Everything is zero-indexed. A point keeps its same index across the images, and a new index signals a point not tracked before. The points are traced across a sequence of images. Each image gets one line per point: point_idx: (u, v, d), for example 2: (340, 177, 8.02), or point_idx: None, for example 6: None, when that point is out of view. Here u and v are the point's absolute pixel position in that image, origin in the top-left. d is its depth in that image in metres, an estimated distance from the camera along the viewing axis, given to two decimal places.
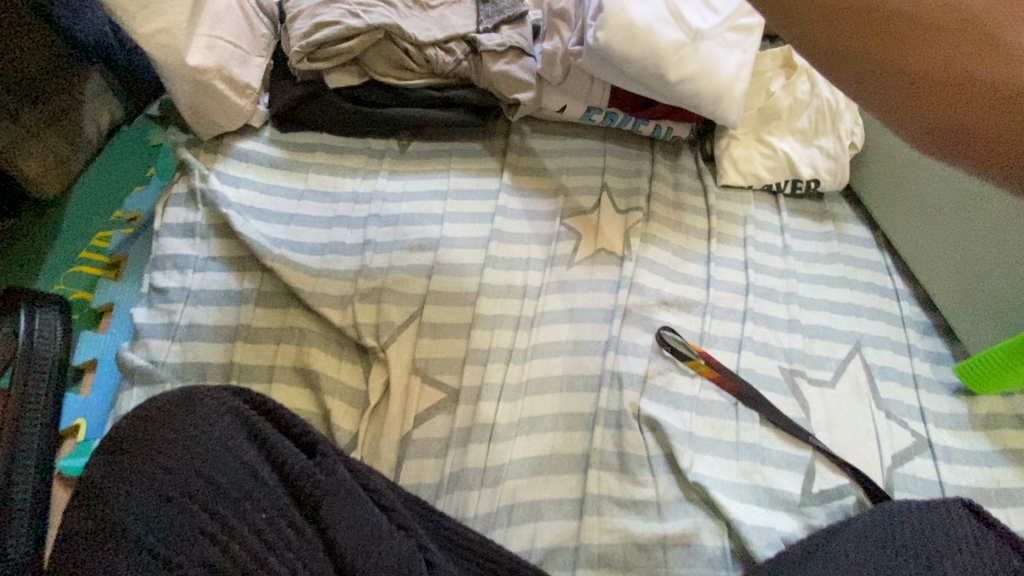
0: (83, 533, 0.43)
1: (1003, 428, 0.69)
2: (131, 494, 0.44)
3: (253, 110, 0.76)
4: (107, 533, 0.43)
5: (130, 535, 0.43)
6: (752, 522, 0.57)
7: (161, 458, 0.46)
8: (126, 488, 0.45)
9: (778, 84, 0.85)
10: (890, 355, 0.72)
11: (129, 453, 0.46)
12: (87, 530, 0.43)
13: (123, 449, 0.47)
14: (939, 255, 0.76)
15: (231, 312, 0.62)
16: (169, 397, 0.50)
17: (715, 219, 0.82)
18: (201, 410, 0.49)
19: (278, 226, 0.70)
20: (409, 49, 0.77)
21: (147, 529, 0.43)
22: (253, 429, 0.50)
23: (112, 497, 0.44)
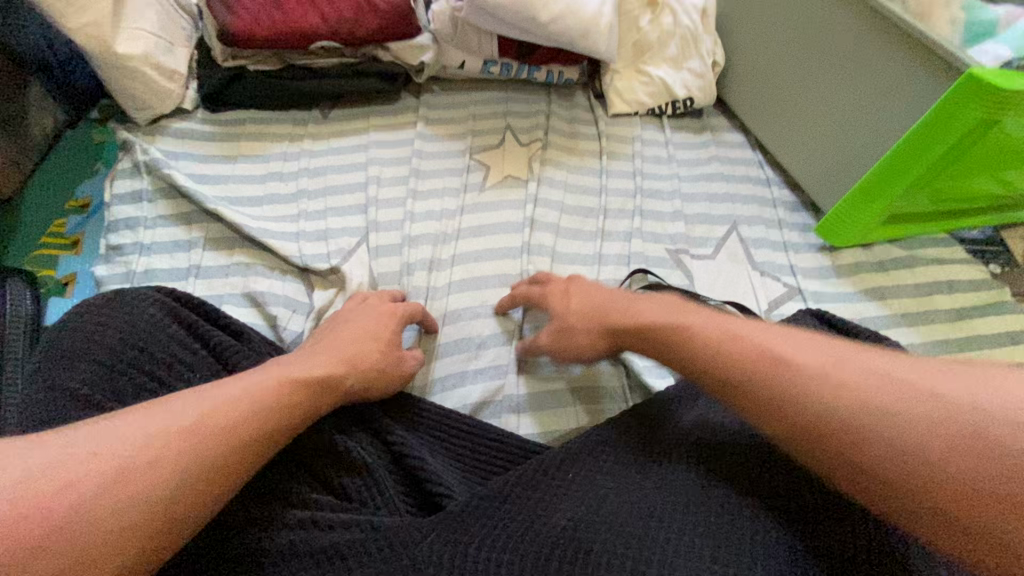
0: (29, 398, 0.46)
1: (862, 272, 0.81)
2: (70, 365, 0.47)
3: (183, 93, 0.85)
4: (53, 396, 0.46)
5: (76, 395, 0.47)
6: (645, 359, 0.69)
7: (100, 338, 0.49)
8: (66, 360, 0.48)
9: (646, 19, 0.97)
10: (762, 229, 0.85)
11: (67, 332, 0.49)
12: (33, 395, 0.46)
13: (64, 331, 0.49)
14: (798, 142, 0.88)
15: (183, 258, 0.71)
16: (99, 295, 0.52)
17: (606, 142, 0.93)
18: (129, 300, 0.52)
19: (218, 188, 0.78)
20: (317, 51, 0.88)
21: (92, 390, 0.47)
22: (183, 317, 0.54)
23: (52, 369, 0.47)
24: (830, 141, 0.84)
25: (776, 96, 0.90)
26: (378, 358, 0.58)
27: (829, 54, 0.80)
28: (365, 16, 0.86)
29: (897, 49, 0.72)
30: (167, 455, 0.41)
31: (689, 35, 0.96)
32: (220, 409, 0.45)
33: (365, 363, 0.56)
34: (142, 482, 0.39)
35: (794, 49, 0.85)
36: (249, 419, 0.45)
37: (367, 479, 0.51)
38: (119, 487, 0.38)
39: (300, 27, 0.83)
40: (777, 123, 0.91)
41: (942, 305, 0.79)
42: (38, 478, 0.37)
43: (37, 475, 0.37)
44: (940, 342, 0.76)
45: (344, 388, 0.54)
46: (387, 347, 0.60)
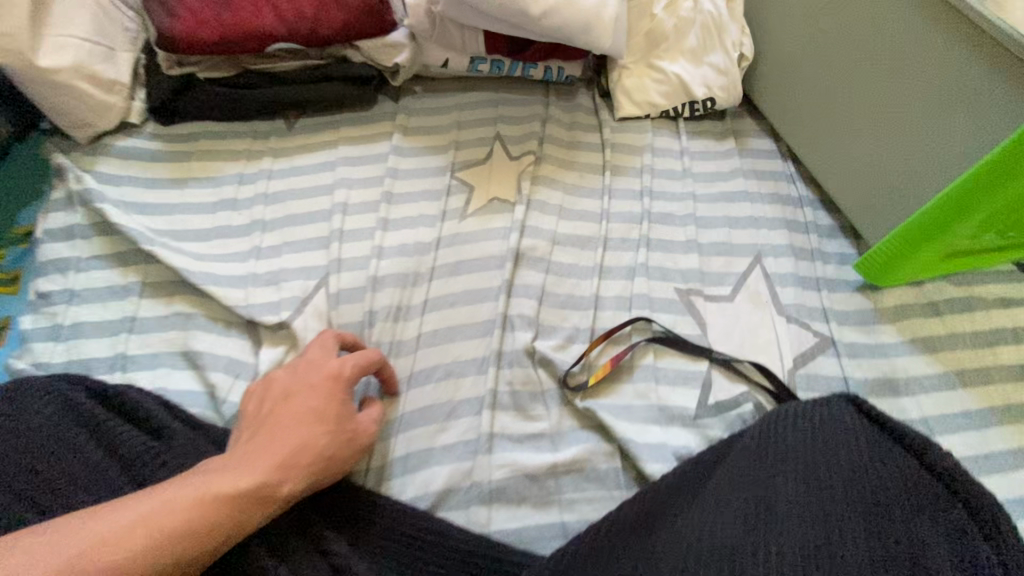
0: None
1: (910, 318, 0.68)
2: None
3: (127, 106, 0.75)
4: None
5: None
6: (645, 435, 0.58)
7: None
8: None
9: (661, 4, 0.82)
10: (792, 262, 0.72)
11: None
12: None
13: None
14: (836, 157, 0.75)
15: (117, 307, 0.62)
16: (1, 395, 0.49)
17: (610, 153, 0.81)
18: (33, 405, 0.49)
19: (162, 219, 0.69)
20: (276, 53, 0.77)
21: None
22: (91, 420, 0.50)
23: None
24: (873, 159, 0.70)
25: (813, 99, 0.76)
26: (325, 441, 0.51)
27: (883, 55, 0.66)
28: (329, 11, 0.75)
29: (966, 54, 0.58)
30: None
31: (711, 24, 0.81)
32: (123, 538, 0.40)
33: (307, 451, 0.50)
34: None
35: (839, 44, 0.71)
36: (142, 554, 0.40)
37: None
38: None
39: (254, 28, 0.73)
40: (810, 131, 0.78)
41: (1007, 360, 0.66)
42: None
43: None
44: (1004, 408, 0.63)
45: (282, 487, 0.47)
46: (338, 425, 0.52)
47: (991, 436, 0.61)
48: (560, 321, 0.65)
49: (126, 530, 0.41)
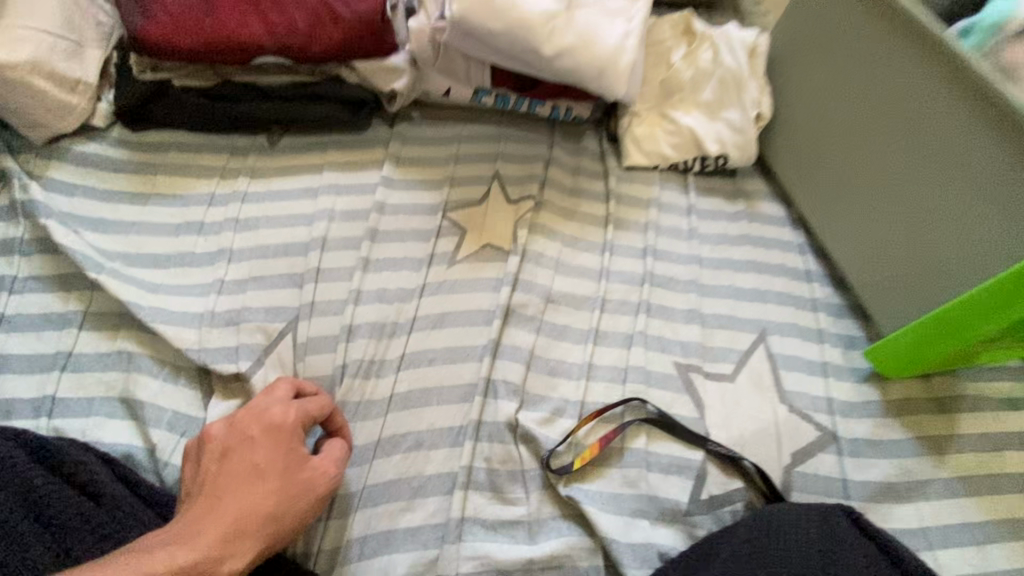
0: None
1: (917, 414, 0.64)
2: None
3: (90, 107, 0.68)
4: None
5: None
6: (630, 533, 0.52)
7: None
8: None
9: (679, 53, 0.79)
10: (798, 343, 0.67)
11: None
12: None
13: None
14: (842, 230, 0.72)
15: (50, 339, 0.55)
16: None
17: (613, 205, 0.76)
18: None
19: (115, 239, 0.62)
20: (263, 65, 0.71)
21: None
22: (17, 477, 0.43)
23: None
24: (883, 238, 0.67)
25: (824, 163, 0.73)
26: (272, 506, 0.45)
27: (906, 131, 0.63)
28: (324, 27, 0.68)
29: (997, 142, 0.55)
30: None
31: (730, 78, 0.77)
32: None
33: (245, 516, 0.44)
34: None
35: (858, 113, 0.68)
36: None
37: None
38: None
39: (237, 38, 0.66)
40: (818, 197, 0.74)
41: (1014, 469, 0.62)
42: None
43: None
44: (1010, 522, 0.59)
45: (214, 562, 0.41)
46: (285, 481, 0.46)
47: (994, 554, 0.57)
48: (547, 391, 0.60)
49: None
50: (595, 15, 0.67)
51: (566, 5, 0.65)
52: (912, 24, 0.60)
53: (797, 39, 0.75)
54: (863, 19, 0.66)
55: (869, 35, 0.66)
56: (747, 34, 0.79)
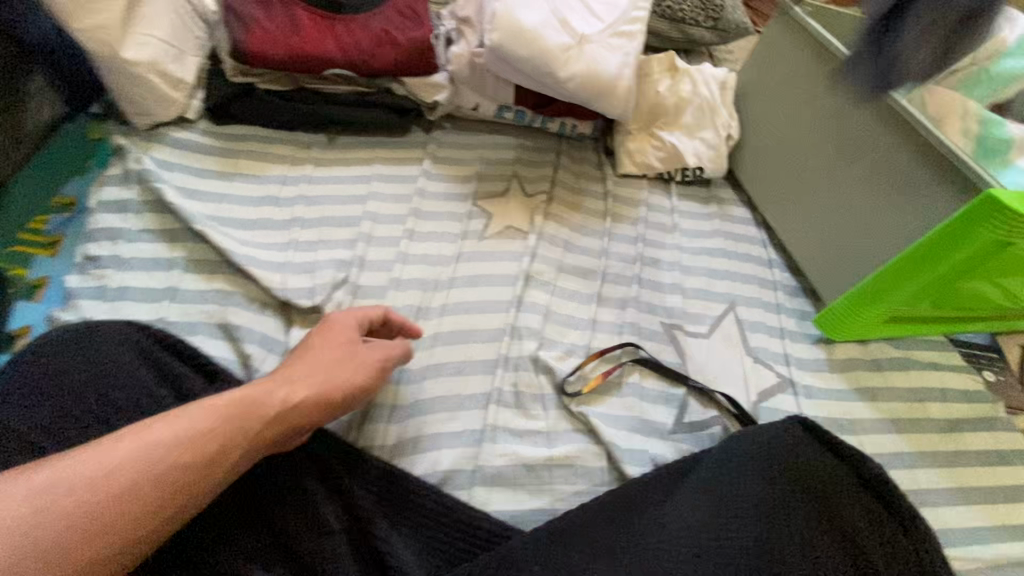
0: None
1: (856, 370, 0.80)
2: (28, 408, 0.45)
3: (187, 103, 0.83)
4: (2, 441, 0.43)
5: (30, 443, 0.44)
6: (629, 445, 0.66)
7: (62, 381, 0.47)
8: (25, 403, 0.45)
9: (664, 84, 0.96)
10: (760, 312, 0.83)
11: (28, 372, 0.46)
12: None
13: (26, 369, 0.47)
14: (798, 225, 0.88)
15: (161, 277, 0.68)
16: (71, 328, 0.50)
17: (611, 203, 0.92)
18: (104, 338, 0.50)
19: (209, 205, 0.76)
20: (331, 77, 0.87)
21: (48, 438, 0.44)
22: (152, 360, 0.52)
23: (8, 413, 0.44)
24: (825, 230, 0.84)
25: (782, 171, 0.90)
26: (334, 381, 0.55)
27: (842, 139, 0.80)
28: (383, 48, 0.84)
29: (905, 149, 0.72)
30: (99, 508, 0.39)
31: (706, 105, 0.95)
32: (151, 457, 0.42)
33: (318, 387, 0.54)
34: (50, 541, 0.37)
35: (807, 128, 0.86)
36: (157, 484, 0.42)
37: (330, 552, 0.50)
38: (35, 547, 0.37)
39: (314, 52, 0.81)
40: (778, 198, 0.91)
41: (935, 414, 0.77)
42: None
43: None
44: (929, 453, 0.73)
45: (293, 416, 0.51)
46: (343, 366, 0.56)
47: (917, 475, 0.71)
48: (559, 337, 0.74)
49: (147, 453, 0.42)
50: (601, 48, 0.85)
51: (579, 39, 0.82)
52: (841, 60, 0.79)
53: (761, 75, 0.94)
54: (807, 58, 0.85)
55: (812, 69, 0.84)
56: (719, 72, 0.98)
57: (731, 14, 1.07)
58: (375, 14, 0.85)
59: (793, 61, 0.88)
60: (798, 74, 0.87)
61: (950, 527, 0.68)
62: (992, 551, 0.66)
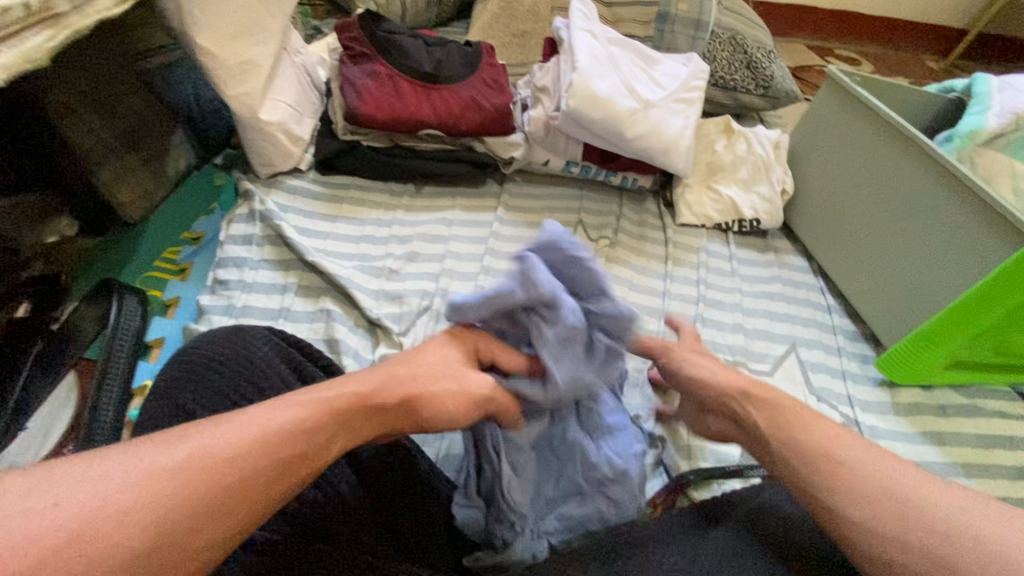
0: (154, 415, 0.51)
1: (920, 414, 0.80)
2: (194, 389, 0.52)
3: (302, 156, 0.96)
4: (174, 414, 0.50)
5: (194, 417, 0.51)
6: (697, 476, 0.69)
7: (218, 368, 0.54)
8: (190, 385, 0.52)
9: (721, 143, 1.05)
10: (821, 354, 0.86)
11: (194, 359, 0.54)
12: (158, 413, 0.51)
13: (191, 357, 0.55)
14: (856, 274, 0.91)
15: (277, 299, 0.79)
16: (223, 328, 0.59)
17: (672, 248, 0.98)
18: (250, 336, 0.58)
19: (317, 241, 0.87)
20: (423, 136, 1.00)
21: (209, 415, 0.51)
22: (288, 357, 0.59)
23: (177, 392, 0.52)
24: (884, 280, 0.87)
25: (839, 223, 0.95)
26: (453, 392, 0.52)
27: (898, 186, 0.85)
28: (470, 113, 0.96)
29: (957, 201, 0.76)
30: (245, 485, 0.37)
31: (761, 163, 1.03)
32: (301, 433, 0.41)
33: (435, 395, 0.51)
34: (180, 520, 0.34)
35: (863, 181, 0.91)
36: (287, 464, 0.39)
37: (429, 536, 0.52)
38: (206, 515, 0.35)
39: (411, 115, 0.94)
40: (836, 249, 0.95)
41: (1006, 462, 0.76)
42: (68, 511, 0.31)
43: (94, 506, 0.32)
44: (1004, 499, 0.73)
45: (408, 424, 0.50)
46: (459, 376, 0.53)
47: None
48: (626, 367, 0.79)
49: (294, 432, 0.41)
50: (664, 112, 0.94)
51: (645, 104, 0.92)
52: (890, 121, 0.85)
53: (813, 138, 1.01)
54: (858, 120, 0.92)
55: (865, 129, 0.90)
56: (772, 134, 1.06)
57: (781, 83, 1.17)
58: (465, 83, 0.98)
59: (845, 123, 0.94)
60: (853, 130, 0.93)
61: None
62: None
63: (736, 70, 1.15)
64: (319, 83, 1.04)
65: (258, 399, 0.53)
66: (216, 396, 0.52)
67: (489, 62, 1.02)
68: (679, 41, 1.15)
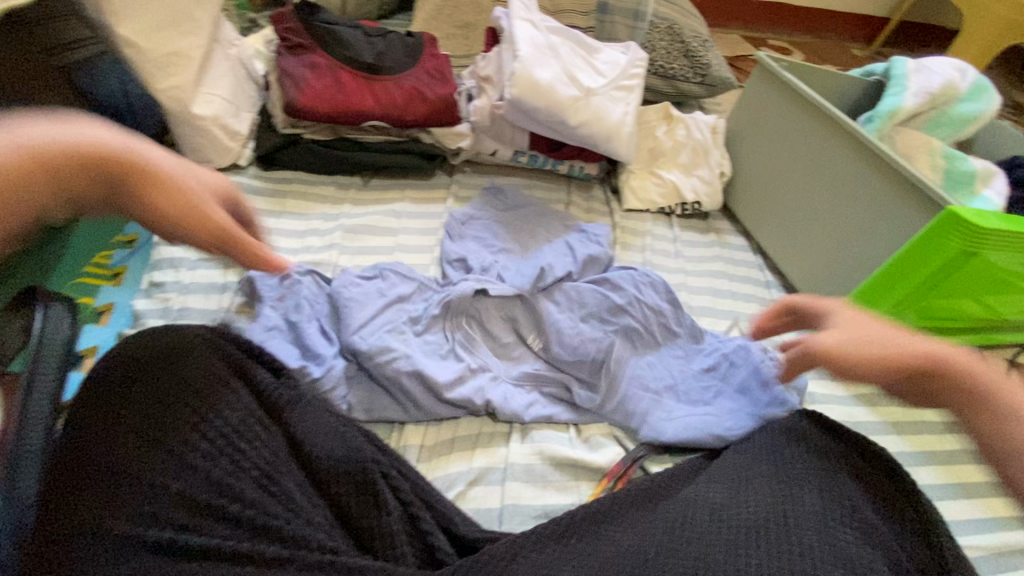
0: (82, 429, 0.48)
1: (854, 378, 0.86)
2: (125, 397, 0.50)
3: (241, 151, 0.93)
4: (108, 425, 0.48)
5: (128, 426, 0.48)
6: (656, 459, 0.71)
7: (149, 373, 0.51)
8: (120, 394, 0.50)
9: (662, 130, 1.08)
10: (762, 328, 0.90)
11: (122, 367, 0.52)
12: (87, 427, 0.48)
13: (116, 364, 0.52)
14: (792, 252, 0.96)
15: (216, 300, 0.77)
16: (156, 330, 0.56)
17: (618, 233, 1.00)
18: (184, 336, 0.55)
19: (259, 237, 0.85)
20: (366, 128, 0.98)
21: (142, 421, 0.49)
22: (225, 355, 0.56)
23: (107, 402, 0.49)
24: (817, 256, 0.91)
25: (773, 204, 0.99)
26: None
27: (827, 163, 0.89)
28: (414, 104, 0.95)
29: (877, 178, 0.81)
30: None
31: (699, 148, 1.07)
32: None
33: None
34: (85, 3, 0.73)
35: (794, 162, 0.95)
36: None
37: (385, 526, 0.51)
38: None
39: (354, 108, 0.92)
40: (772, 230, 1.00)
41: (931, 418, 0.83)
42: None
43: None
44: (930, 452, 0.79)
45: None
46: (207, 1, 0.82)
47: (921, 472, 0.77)
48: None
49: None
50: (605, 100, 0.96)
51: (585, 92, 0.94)
52: (814, 105, 0.90)
53: (747, 125, 1.06)
54: (786, 105, 0.96)
55: (793, 112, 0.95)
56: (708, 120, 1.10)
57: (717, 72, 1.21)
58: (408, 74, 0.96)
59: (774, 109, 0.99)
60: (784, 112, 0.97)
61: (955, 519, 0.73)
62: (994, 540, 0.71)
63: (673, 59, 1.19)
64: (257, 76, 1.01)
65: (190, 400, 0.51)
66: (154, 405, 0.50)
67: (432, 53, 1.00)
68: (619, 31, 1.17)
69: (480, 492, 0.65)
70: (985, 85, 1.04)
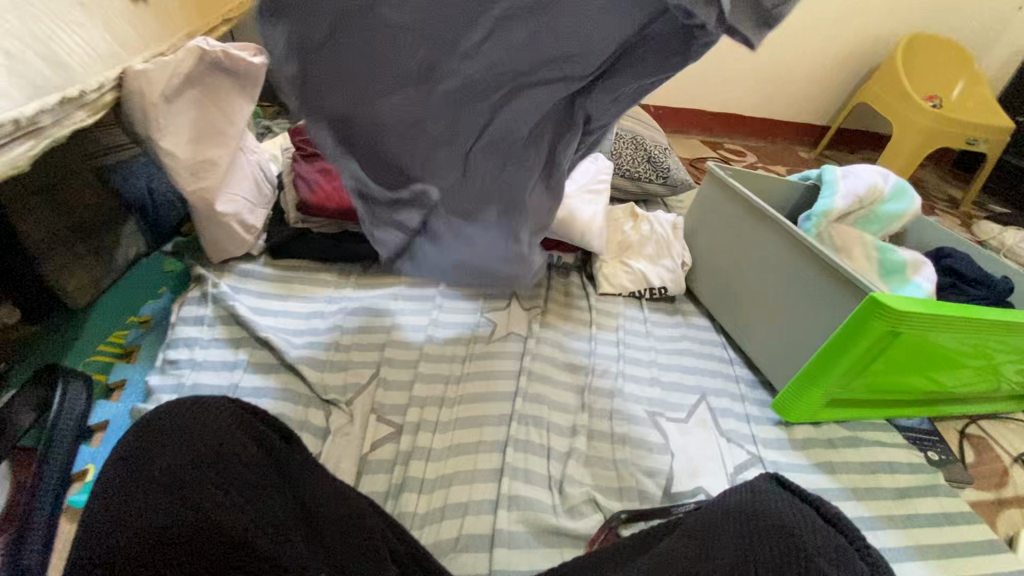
0: (115, 488, 0.52)
1: (814, 447, 0.93)
2: (157, 458, 0.54)
3: (255, 243, 1.04)
4: (139, 484, 0.52)
5: (160, 483, 0.52)
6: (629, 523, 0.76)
7: (179, 438, 0.57)
8: (152, 455, 0.55)
9: (629, 225, 1.22)
10: (727, 401, 0.98)
11: (154, 434, 0.57)
12: (119, 486, 0.52)
13: (150, 433, 0.57)
14: (748, 331, 1.07)
15: (226, 375, 0.84)
16: (185, 402, 0.61)
17: (595, 315, 1.10)
18: (211, 407, 0.61)
19: (268, 318, 0.94)
20: None
21: (172, 478, 0.53)
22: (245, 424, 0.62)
23: (139, 462, 0.54)
24: (768, 336, 1.02)
25: (727, 289, 1.12)
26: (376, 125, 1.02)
27: (769, 254, 1.02)
28: None
29: (810, 268, 0.94)
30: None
31: (662, 241, 1.20)
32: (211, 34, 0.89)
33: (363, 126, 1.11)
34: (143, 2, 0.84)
35: (741, 253, 1.09)
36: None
37: None
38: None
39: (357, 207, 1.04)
40: (728, 312, 1.12)
41: (887, 484, 0.90)
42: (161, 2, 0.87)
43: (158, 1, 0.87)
44: (888, 517, 0.86)
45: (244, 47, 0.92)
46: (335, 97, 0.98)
47: (881, 535, 0.83)
48: (559, 420, 0.87)
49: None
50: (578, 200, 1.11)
51: None
52: (751, 206, 1.05)
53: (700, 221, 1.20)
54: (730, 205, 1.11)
55: (736, 211, 1.10)
56: (669, 217, 1.25)
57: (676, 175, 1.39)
58: None
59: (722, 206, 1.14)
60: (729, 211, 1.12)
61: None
62: None
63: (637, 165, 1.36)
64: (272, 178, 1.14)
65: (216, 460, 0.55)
66: (182, 464, 0.54)
67: None
68: None
69: (469, 556, 0.69)
70: (905, 188, 1.21)
